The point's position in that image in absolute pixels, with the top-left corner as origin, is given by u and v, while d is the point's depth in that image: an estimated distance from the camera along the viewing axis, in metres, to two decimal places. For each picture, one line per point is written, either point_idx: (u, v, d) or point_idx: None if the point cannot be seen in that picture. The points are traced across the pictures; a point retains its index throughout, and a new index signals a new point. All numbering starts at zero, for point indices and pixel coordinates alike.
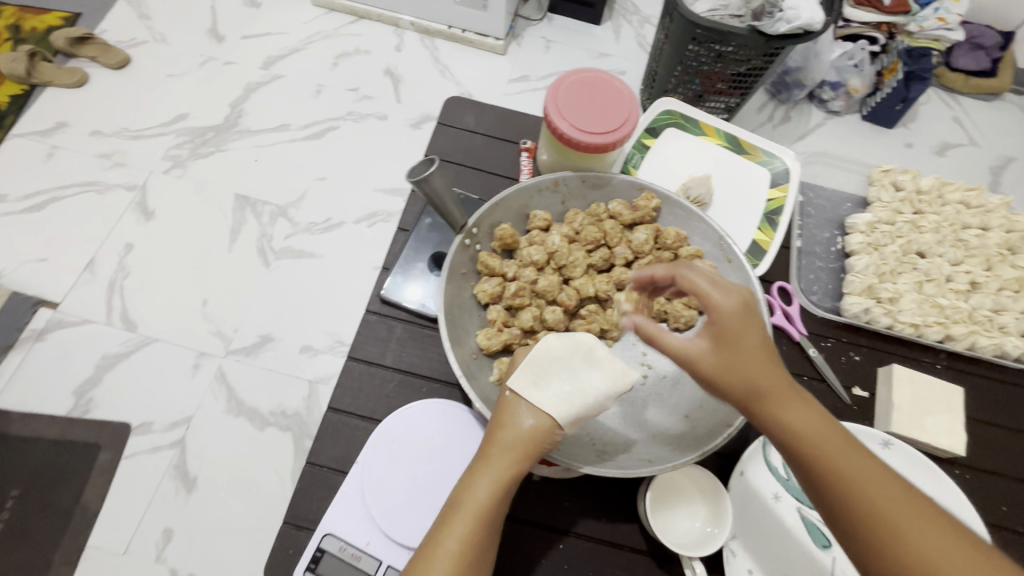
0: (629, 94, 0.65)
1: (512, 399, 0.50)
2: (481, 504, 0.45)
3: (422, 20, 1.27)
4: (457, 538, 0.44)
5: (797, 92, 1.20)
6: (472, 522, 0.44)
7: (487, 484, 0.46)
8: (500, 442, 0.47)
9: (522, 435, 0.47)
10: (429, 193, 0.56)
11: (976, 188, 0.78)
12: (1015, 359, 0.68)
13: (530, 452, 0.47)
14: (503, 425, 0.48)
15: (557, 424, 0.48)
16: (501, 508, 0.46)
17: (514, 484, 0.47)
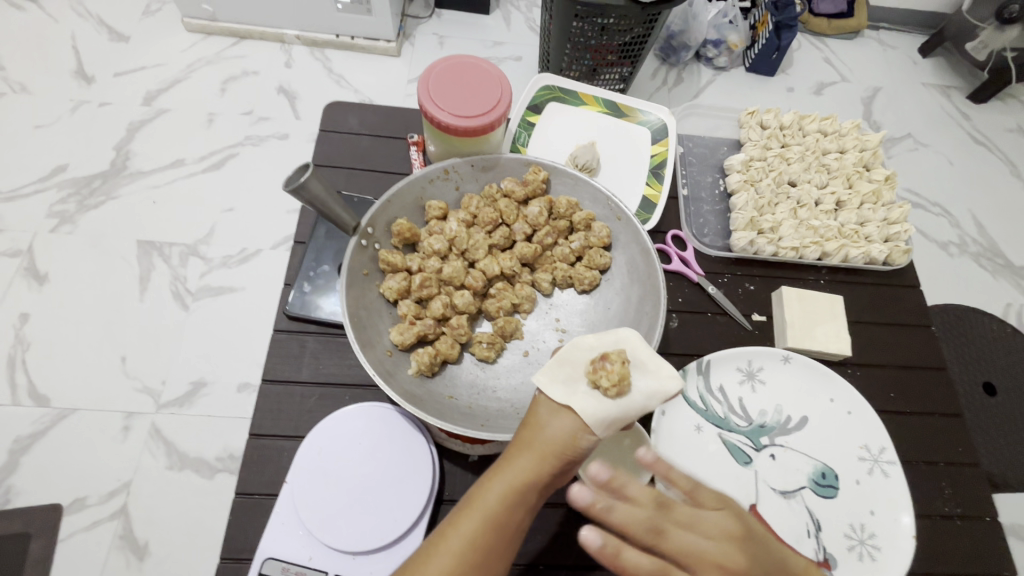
0: (498, 75, 0.67)
1: (545, 399, 0.47)
2: (490, 508, 0.44)
3: (308, 32, 1.23)
4: (461, 538, 0.43)
5: (684, 54, 1.26)
6: (479, 522, 0.43)
7: (501, 485, 0.44)
8: (519, 442, 0.46)
9: (547, 440, 0.45)
10: (310, 199, 0.54)
11: (830, 116, 0.87)
12: (883, 263, 0.76)
13: (551, 458, 0.45)
14: (528, 427, 0.47)
15: (585, 426, 0.45)
16: (514, 516, 0.44)
17: (533, 490, 0.45)
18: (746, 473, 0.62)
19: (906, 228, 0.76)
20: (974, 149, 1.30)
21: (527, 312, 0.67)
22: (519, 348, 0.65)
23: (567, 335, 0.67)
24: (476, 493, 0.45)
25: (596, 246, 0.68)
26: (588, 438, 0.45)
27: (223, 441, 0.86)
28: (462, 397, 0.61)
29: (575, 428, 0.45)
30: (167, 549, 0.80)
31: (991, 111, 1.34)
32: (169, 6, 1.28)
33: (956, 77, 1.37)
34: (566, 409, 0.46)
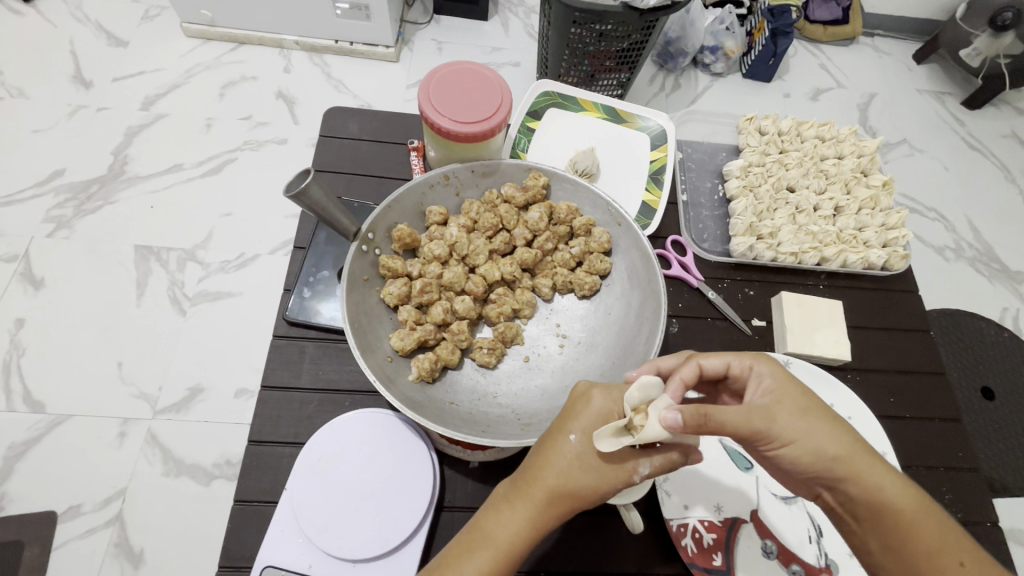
0: (498, 81, 0.67)
1: (582, 452, 0.45)
2: (505, 545, 0.46)
3: (307, 38, 1.23)
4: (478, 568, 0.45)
5: (681, 60, 1.27)
6: (493, 559, 0.45)
7: (517, 524, 0.46)
8: (543, 486, 0.46)
9: (570, 492, 0.45)
10: (311, 205, 0.54)
11: (828, 122, 0.87)
12: (881, 268, 0.77)
13: (567, 508, 0.46)
14: (556, 471, 0.46)
15: (613, 488, 0.45)
16: (526, 550, 0.46)
17: (545, 528, 0.47)
18: (747, 479, 0.62)
19: (904, 233, 0.77)
20: (969, 154, 1.31)
21: (528, 317, 0.67)
22: (519, 354, 0.65)
23: (567, 340, 0.67)
24: (490, 527, 0.47)
25: (596, 251, 0.68)
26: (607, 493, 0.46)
27: (220, 447, 0.86)
28: (463, 403, 0.60)
29: (604, 483, 0.45)
30: (164, 557, 0.79)
31: (985, 117, 1.36)
32: (168, 11, 1.28)
33: (951, 83, 1.38)
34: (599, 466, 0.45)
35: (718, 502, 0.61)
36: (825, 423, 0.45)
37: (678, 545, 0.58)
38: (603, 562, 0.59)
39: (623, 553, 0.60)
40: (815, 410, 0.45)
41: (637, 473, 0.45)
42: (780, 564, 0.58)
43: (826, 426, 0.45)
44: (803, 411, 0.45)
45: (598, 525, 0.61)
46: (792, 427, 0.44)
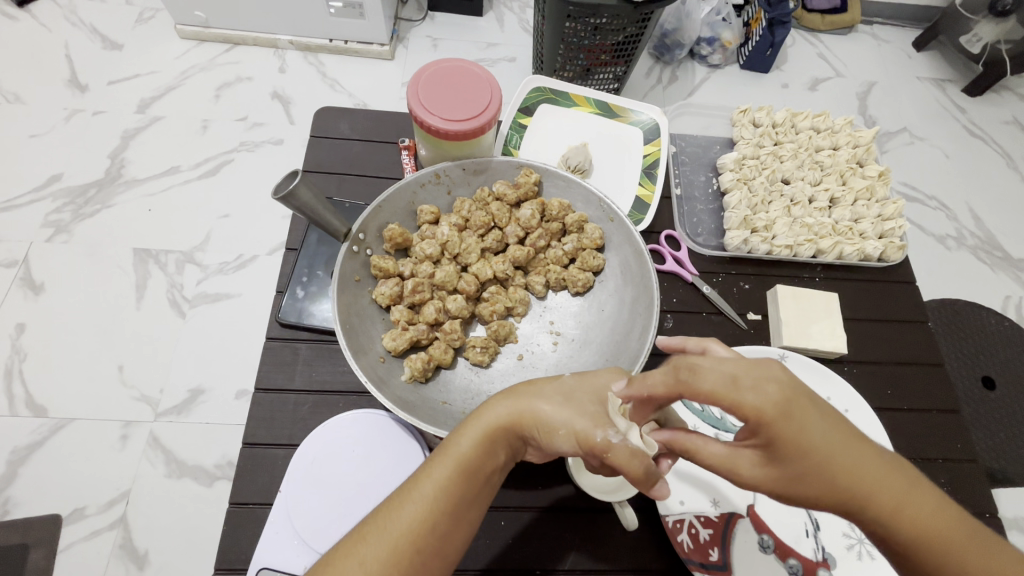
0: (487, 78, 0.67)
1: (557, 382, 0.45)
2: (462, 457, 0.43)
3: (301, 37, 1.23)
4: (434, 484, 0.42)
5: (678, 52, 1.26)
6: (450, 472, 0.43)
7: (474, 435, 0.44)
8: (505, 400, 0.45)
9: (533, 411, 0.44)
10: (300, 207, 0.54)
11: (823, 113, 0.87)
12: (877, 259, 0.76)
13: (528, 427, 0.44)
14: (525, 390, 0.45)
15: (575, 427, 0.42)
16: (484, 468, 0.44)
17: (498, 452, 0.44)
18: None
19: (900, 224, 0.76)
20: (970, 142, 1.30)
21: (521, 315, 0.67)
22: (513, 352, 0.65)
23: (561, 337, 0.66)
24: (450, 441, 0.44)
25: (589, 248, 0.68)
26: (568, 437, 0.42)
27: (221, 449, 0.86)
28: (456, 402, 0.60)
29: (570, 422, 0.42)
30: (167, 558, 0.79)
31: (985, 104, 1.34)
32: (162, 13, 1.27)
33: (951, 69, 1.37)
34: (566, 395, 0.44)
35: (714, 497, 0.60)
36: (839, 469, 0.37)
37: (674, 541, 0.58)
38: (598, 559, 0.59)
39: (618, 549, 0.60)
40: (822, 448, 0.37)
41: (602, 438, 0.41)
42: (777, 558, 0.58)
43: (840, 470, 0.37)
44: (802, 464, 0.37)
45: (594, 521, 0.61)
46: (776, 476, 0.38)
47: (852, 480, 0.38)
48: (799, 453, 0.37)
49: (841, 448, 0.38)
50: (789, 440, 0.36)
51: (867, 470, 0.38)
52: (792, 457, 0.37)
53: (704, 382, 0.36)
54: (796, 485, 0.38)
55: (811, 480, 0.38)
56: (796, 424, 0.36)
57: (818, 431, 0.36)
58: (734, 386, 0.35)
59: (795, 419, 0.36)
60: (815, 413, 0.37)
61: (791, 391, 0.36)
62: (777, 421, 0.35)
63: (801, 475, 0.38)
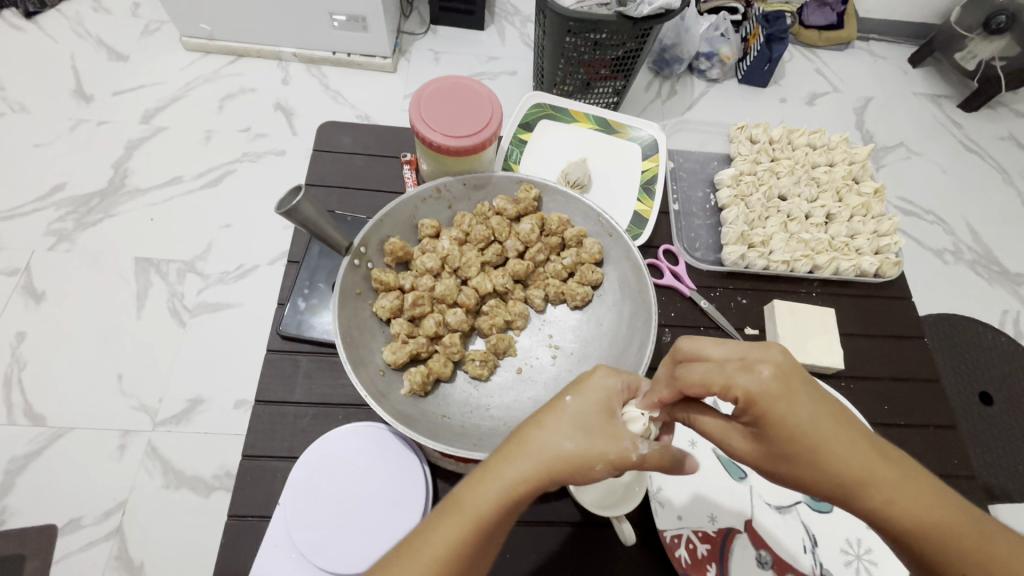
0: (488, 94, 0.68)
1: (569, 411, 0.43)
2: (480, 517, 0.40)
3: (305, 50, 1.24)
4: (447, 541, 0.39)
5: (677, 67, 1.28)
6: (466, 530, 0.39)
7: (494, 487, 0.40)
8: (529, 443, 0.42)
9: (558, 454, 0.41)
10: (303, 221, 0.54)
11: (819, 130, 0.88)
12: (874, 274, 0.77)
13: (551, 470, 0.41)
14: (544, 428, 0.42)
15: (601, 458, 0.41)
16: (504, 521, 0.41)
17: (522, 501, 0.41)
18: (741, 489, 0.62)
19: (896, 240, 0.77)
20: (965, 157, 1.31)
21: (520, 328, 0.67)
22: (512, 365, 0.66)
23: (560, 351, 0.67)
24: (464, 494, 0.41)
25: (588, 262, 0.68)
26: (599, 468, 0.41)
27: (220, 459, 0.86)
28: (455, 416, 0.60)
29: (603, 454, 0.41)
30: (163, 570, 0.79)
31: (981, 120, 1.36)
32: (168, 25, 1.29)
33: (946, 86, 1.39)
34: (586, 428, 0.42)
35: (712, 512, 0.61)
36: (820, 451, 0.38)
37: (672, 556, 0.58)
38: (596, 574, 0.59)
39: (616, 563, 0.60)
40: (807, 428, 0.39)
41: (634, 451, 0.42)
42: (775, 573, 0.58)
43: (825, 447, 0.39)
44: (783, 439, 0.39)
45: (593, 536, 0.61)
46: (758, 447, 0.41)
47: (850, 472, 0.38)
48: (782, 434, 0.39)
49: (824, 428, 0.39)
50: (771, 417, 0.39)
51: (861, 457, 0.38)
52: (773, 435, 0.39)
53: (695, 368, 0.41)
54: (773, 459, 0.41)
55: (786, 453, 0.40)
56: (783, 402, 0.38)
57: (801, 410, 0.39)
58: (731, 369, 0.40)
59: (783, 400, 0.39)
60: (807, 396, 0.39)
61: (788, 376, 0.39)
62: (764, 400, 0.39)
63: (779, 450, 0.40)
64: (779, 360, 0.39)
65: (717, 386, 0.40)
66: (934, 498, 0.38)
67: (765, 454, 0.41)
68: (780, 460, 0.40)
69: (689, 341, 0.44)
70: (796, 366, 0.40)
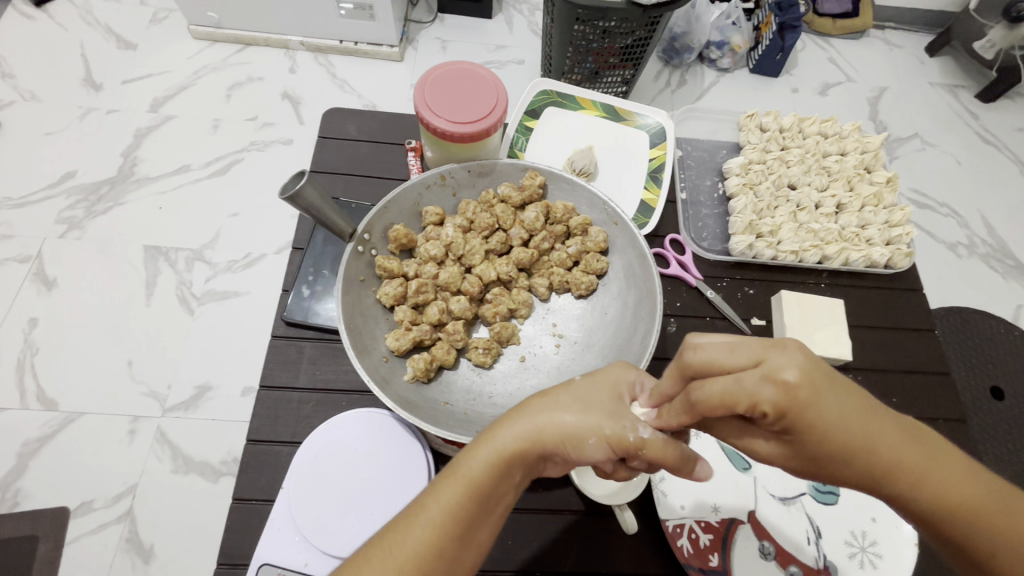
0: (493, 80, 0.67)
1: (573, 388, 0.45)
2: (473, 478, 0.42)
3: (312, 38, 1.24)
4: (442, 506, 0.41)
5: (687, 56, 1.26)
6: (461, 491, 0.41)
7: (486, 456, 0.42)
8: (524, 416, 0.44)
9: (552, 423, 0.43)
10: (306, 207, 0.54)
11: (831, 118, 0.86)
12: (884, 266, 0.75)
13: (546, 440, 0.43)
14: (545, 404, 0.44)
15: (597, 434, 0.42)
16: (498, 489, 0.42)
17: (515, 472, 0.43)
18: (744, 480, 0.62)
19: (907, 231, 0.75)
20: (983, 149, 1.28)
21: (524, 317, 0.67)
22: (516, 354, 0.65)
23: (563, 340, 0.67)
24: (461, 459, 0.43)
25: (592, 251, 0.68)
26: (594, 444, 0.42)
27: (228, 445, 0.87)
28: (458, 403, 0.60)
29: (598, 428, 0.42)
30: (172, 553, 0.80)
31: (999, 110, 1.33)
32: (176, 14, 1.29)
33: (965, 75, 1.35)
34: (586, 402, 0.44)
35: (714, 502, 0.60)
36: (873, 452, 0.36)
37: (674, 545, 0.58)
38: (598, 562, 0.59)
39: (617, 552, 0.60)
40: (839, 428, 0.35)
41: (633, 432, 0.41)
42: (778, 565, 0.58)
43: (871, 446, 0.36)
44: (820, 446, 0.36)
45: (594, 525, 0.61)
46: (799, 454, 0.37)
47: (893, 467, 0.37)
48: (820, 441, 0.35)
49: (858, 421, 0.36)
50: (811, 426, 0.35)
51: (894, 441, 0.36)
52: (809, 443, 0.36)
53: (713, 386, 0.35)
54: (813, 464, 0.37)
55: (830, 458, 0.36)
56: (818, 410, 0.34)
57: (835, 409, 0.35)
58: (754, 379, 0.35)
59: (818, 403, 0.34)
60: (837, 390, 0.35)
61: (815, 378, 0.34)
62: (799, 409, 0.34)
63: (816, 456, 0.37)
64: (801, 363, 0.34)
65: (742, 406, 0.35)
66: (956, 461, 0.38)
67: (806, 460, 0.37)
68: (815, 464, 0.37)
69: (696, 352, 0.38)
70: (818, 362, 0.35)
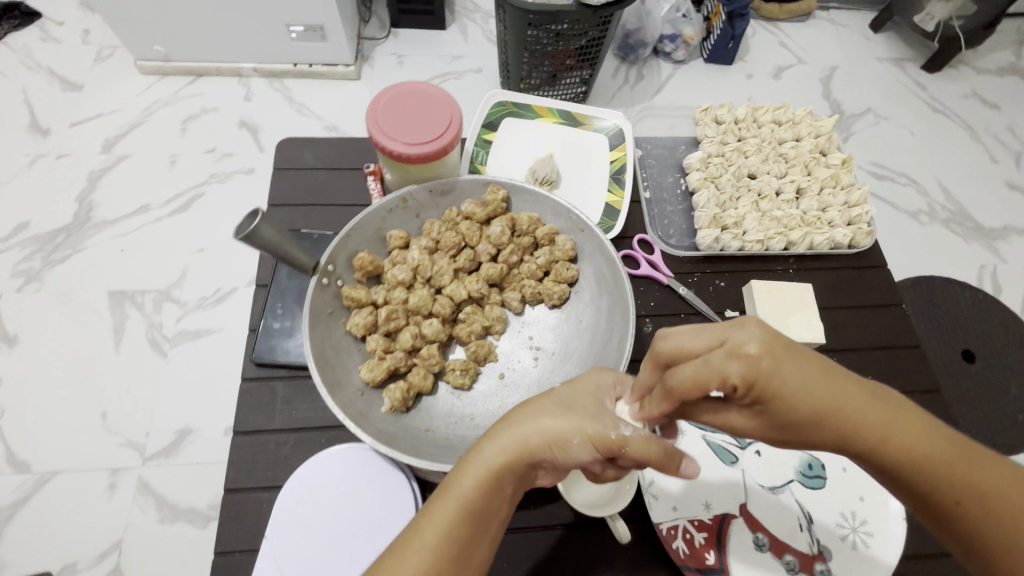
0: (446, 99, 0.66)
1: (555, 394, 0.46)
2: (465, 496, 0.41)
3: (264, 64, 1.22)
4: (436, 529, 0.40)
5: (642, 51, 1.28)
6: (455, 511, 0.40)
7: (478, 473, 0.41)
8: (508, 429, 0.43)
9: (537, 430, 0.43)
10: (265, 245, 0.53)
11: (783, 105, 0.87)
12: (847, 246, 0.77)
13: (535, 448, 0.42)
14: (527, 414, 0.44)
15: (583, 437, 0.42)
16: (492, 503, 0.41)
17: (506, 487, 0.42)
18: (733, 473, 0.62)
19: (867, 210, 0.77)
20: (934, 118, 1.32)
21: (500, 333, 0.66)
22: (495, 372, 0.64)
23: (542, 352, 0.66)
24: (452, 479, 0.42)
25: (561, 260, 0.68)
26: (581, 446, 0.42)
27: (214, 488, 0.84)
28: (440, 429, 0.59)
29: (581, 429, 0.42)
30: None
31: (945, 80, 1.37)
32: (121, 50, 1.26)
33: (909, 49, 1.40)
34: (566, 407, 0.44)
35: (706, 500, 0.61)
36: (849, 422, 0.39)
37: (670, 548, 0.58)
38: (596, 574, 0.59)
39: (615, 561, 0.59)
40: (808, 399, 0.38)
41: (616, 431, 0.42)
42: (774, 555, 0.58)
43: (838, 412, 0.39)
44: (789, 413, 0.39)
45: (589, 537, 0.60)
46: (775, 423, 0.41)
47: (864, 433, 0.40)
48: (787, 407, 0.39)
49: (823, 391, 0.39)
50: (778, 393, 0.38)
51: (861, 412, 0.39)
52: (780, 413, 0.39)
53: (684, 370, 0.39)
54: (784, 433, 0.41)
55: (796, 425, 0.40)
56: (784, 380, 0.37)
57: (800, 381, 0.38)
58: (723, 356, 0.38)
59: (779, 372, 0.37)
60: (802, 359, 0.38)
61: (777, 347, 0.38)
62: (765, 377, 0.37)
63: (785, 424, 0.40)
64: (761, 336, 0.38)
65: (712, 382, 0.38)
66: (927, 434, 0.40)
67: (775, 429, 0.41)
68: (792, 433, 0.40)
69: (666, 338, 0.42)
70: (780, 335, 0.38)
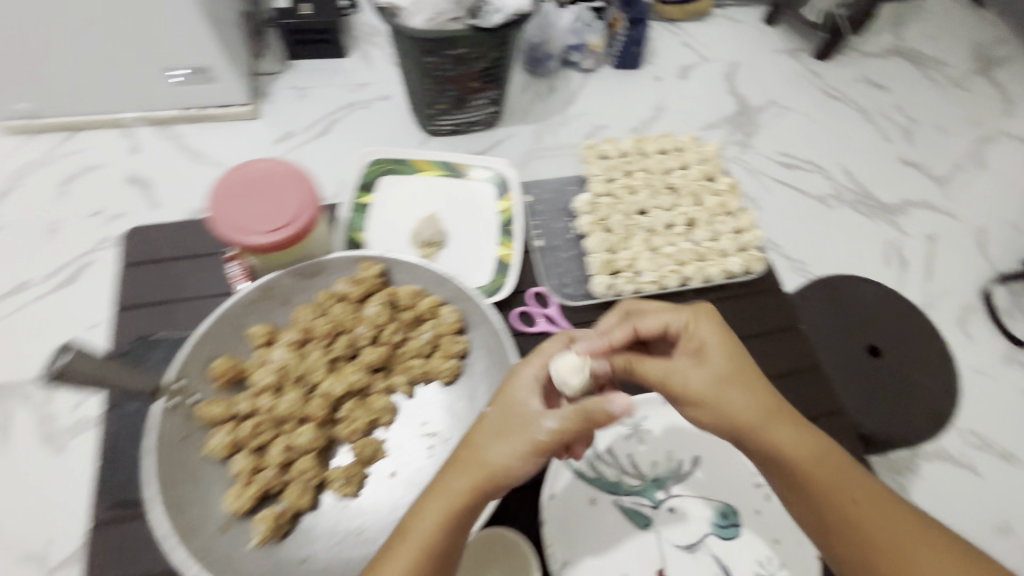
0: (295, 174, 0.60)
1: (487, 421, 0.49)
2: (425, 537, 0.45)
3: (152, 111, 0.96)
4: (400, 567, 0.45)
5: (549, 64, 1.13)
6: (416, 553, 0.45)
7: (435, 511, 0.46)
8: (460, 465, 0.48)
9: (484, 463, 0.47)
10: (89, 376, 0.47)
11: (668, 134, 0.86)
12: (743, 273, 0.76)
13: (484, 478, 0.47)
14: (473, 446, 0.49)
15: (521, 455, 0.47)
16: (451, 537, 0.46)
17: (465, 518, 0.47)
18: (647, 537, 0.60)
19: (755, 235, 0.77)
20: None
21: (389, 424, 0.60)
22: (387, 469, 0.58)
23: (437, 438, 0.60)
24: (411, 521, 0.47)
25: (447, 333, 0.63)
26: (521, 465, 0.47)
27: None
28: (321, 549, 0.54)
29: (516, 452, 0.47)
30: None
31: None
32: None
33: None
34: (503, 434, 0.48)
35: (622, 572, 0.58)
36: (747, 420, 0.52)
37: None
38: None
39: None
40: (713, 392, 0.53)
41: (545, 434, 0.47)
42: None
43: (737, 413, 0.53)
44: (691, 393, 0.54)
45: None
46: (700, 391, 0.54)
47: (760, 433, 0.52)
48: (683, 388, 0.54)
49: (723, 392, 0.53)
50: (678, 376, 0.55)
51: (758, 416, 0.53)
52: (678, 392, 0.55)
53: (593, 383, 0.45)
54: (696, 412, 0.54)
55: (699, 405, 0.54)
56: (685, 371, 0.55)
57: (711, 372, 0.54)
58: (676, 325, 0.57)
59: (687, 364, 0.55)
60: (719, 362, 0.54)
61: (705, 347, 0.55)
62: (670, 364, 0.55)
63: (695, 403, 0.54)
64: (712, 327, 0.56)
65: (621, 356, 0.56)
66: (816, 447, 0.53)
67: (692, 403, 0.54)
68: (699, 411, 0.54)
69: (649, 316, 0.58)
70: (719, 338, 0.56)
